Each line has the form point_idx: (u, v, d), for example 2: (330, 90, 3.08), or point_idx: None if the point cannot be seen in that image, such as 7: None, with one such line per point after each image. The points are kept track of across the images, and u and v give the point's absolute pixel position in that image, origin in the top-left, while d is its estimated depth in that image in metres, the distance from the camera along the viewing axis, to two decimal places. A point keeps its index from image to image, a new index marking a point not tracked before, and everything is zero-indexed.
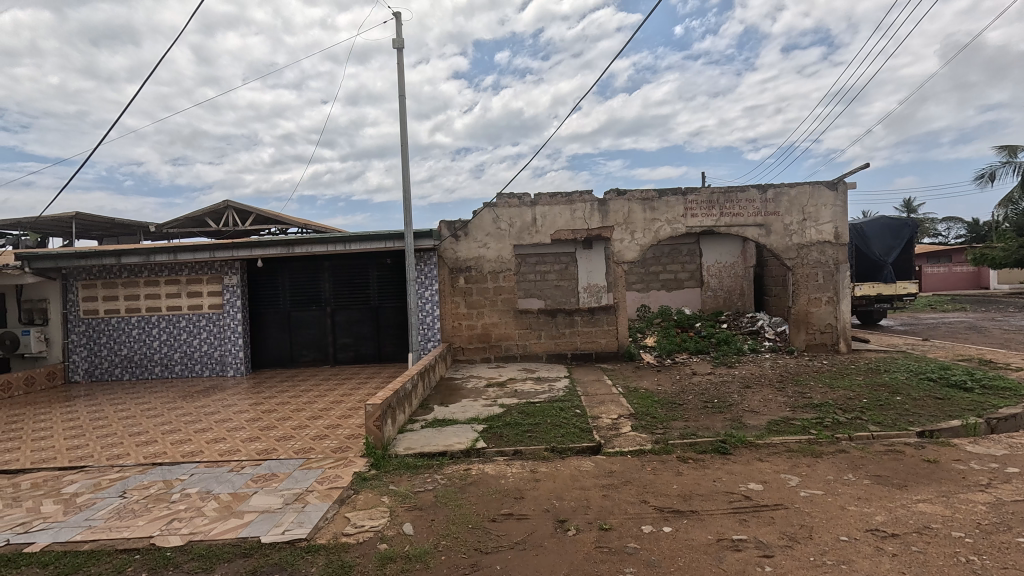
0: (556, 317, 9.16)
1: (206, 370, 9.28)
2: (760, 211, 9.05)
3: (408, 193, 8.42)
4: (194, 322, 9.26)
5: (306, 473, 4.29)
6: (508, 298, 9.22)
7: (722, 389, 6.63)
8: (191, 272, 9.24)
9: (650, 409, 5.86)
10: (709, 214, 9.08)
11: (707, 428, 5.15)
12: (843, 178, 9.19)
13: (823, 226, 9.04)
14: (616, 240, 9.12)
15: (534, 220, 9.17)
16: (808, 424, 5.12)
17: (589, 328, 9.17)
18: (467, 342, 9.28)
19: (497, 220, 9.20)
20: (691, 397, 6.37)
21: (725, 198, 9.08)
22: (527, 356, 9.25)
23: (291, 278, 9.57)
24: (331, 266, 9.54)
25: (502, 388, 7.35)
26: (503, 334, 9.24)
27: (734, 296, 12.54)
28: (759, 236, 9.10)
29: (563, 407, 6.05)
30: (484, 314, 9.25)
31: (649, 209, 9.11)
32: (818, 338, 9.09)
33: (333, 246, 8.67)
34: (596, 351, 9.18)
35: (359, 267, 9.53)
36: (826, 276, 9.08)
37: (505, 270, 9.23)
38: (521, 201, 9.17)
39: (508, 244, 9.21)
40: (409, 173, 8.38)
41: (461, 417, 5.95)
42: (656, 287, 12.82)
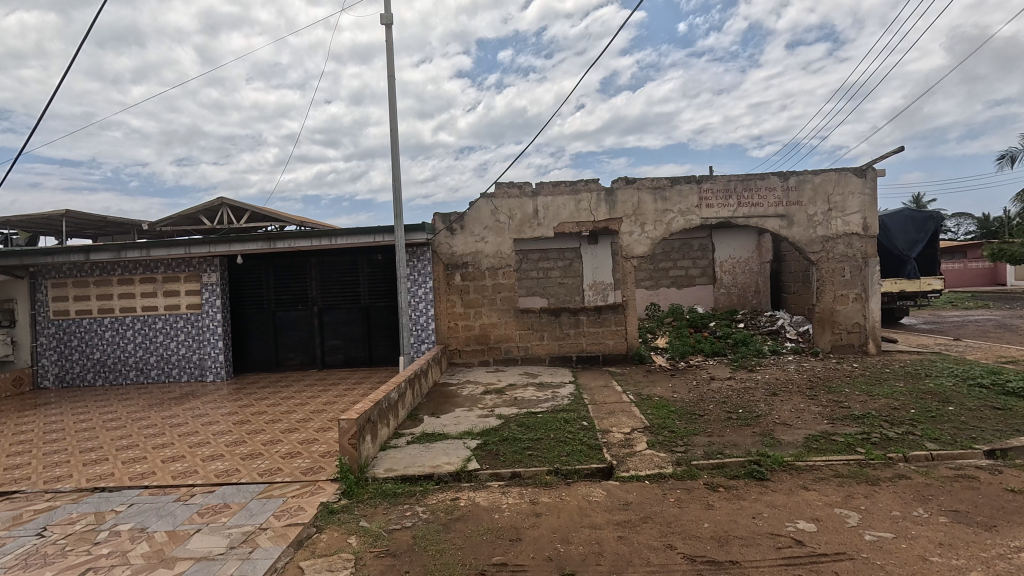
0: (560, 317, 8.47)
1: (184, 375, 8.63)
2: (782, 200, 8.32)
3: (398, 182, 7.74)
4: (171, 324, 8.62)
5: (264, 505, 3.62)
6: (508, 297, 8.53)
7: (746, 397, 5.92)
8: (167, 269, 8.61)
9: (666, 421, 5.17)
10: (726, 204, 8.36)
11: (735, 445, 4.45)
12: (872, 164, 8.44)
13: (851, 217, 8.30)
14: (625, 233, 8.41)
15: (535, 211, 8.47)
16: (853, 440, 4.41)
17: (596, 329, 8.48)
18: (464, 344, 8.60)
19: (496, 212, 8.50)
20: (713, 407, 5.66)
21: (744, 186, 8.35)
22: (528, 359, 8.56)
23: (275, 275, 8.92)
24: (318, 263, 8.88)
25: (501, 396, 6.66)
26: (502, 335, 8.56)
27: (749, 293, 11.81)
28: (780, 227, 8.35)
29: (569, 419, 5.36)
30: (482, 313, 8.57)
31: (660, 199, 8.39)
32: (845, 338, 8.37)
33: (319, 241, 8.00)
34: (604, 353, 8.48)
35: (348, 263, 8.86)
36: (853, 271, 8.34)
37: (505, 266, 8.54)
38: (522, 191, 8.48)
39: (508, 238, 8.52)
40: (400, 161, 7.72)
41: (453, 431, 5.28)
42: (666, 284, 12.10)
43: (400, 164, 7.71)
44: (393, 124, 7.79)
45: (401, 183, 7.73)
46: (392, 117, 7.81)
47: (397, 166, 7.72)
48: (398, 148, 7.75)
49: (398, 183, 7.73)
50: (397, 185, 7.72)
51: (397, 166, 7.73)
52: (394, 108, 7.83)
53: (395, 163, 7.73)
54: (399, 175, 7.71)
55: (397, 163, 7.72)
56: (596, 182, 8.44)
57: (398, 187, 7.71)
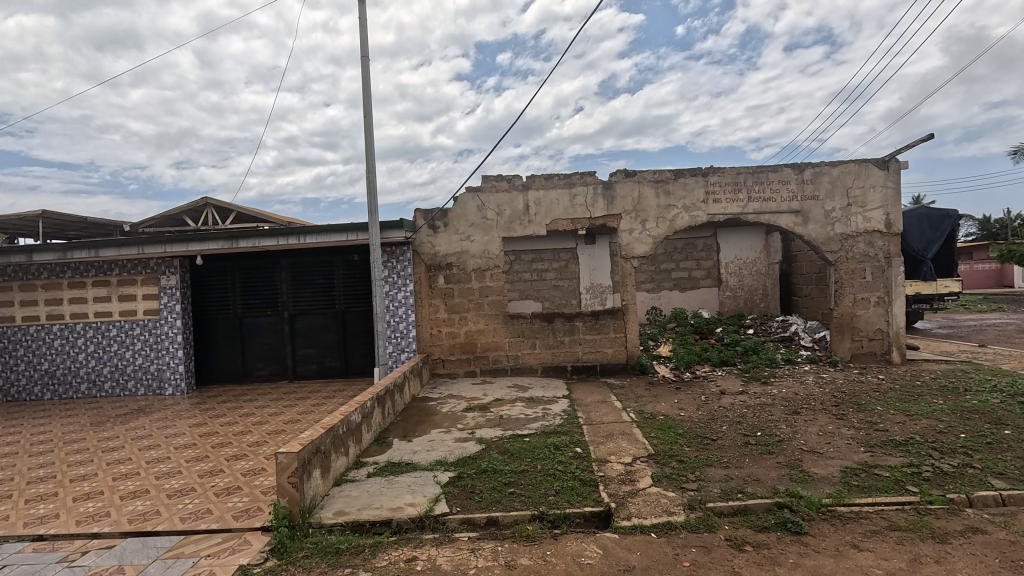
0: (553, 323, 7.71)
1: (140, 388, 7.85)
2: (796, 194, 7.58)
3: (373, 174, 7.00)
4: (127, 331, 7.85)
5: (166, 570, 2.86)
6: (496, 301, 7.78)
7: (763, 418, 5.15)
8: (122, 271, 7.84)
9: (674, 448, 4.41)
10: (735, 198, 7.63)
11: (759, 481, 3.69)
12: (894, 155, 7.71)
13: (872, 213, 7.55)
14: (624, 231, 7.66)
15: (526, 207, 7.72)
16: (902, 476, 3.65)
17: (593, 336, 7.72)
18: (449, 353, 7.83)
19: (482, 208, 7.75)
20: (726, 429, 4.90)
21: (754, 180, 7.61)
22: (519, 370, 7.80)
23: (242, 277, 8.14)
24: (289, 264, 8.12)
25: (486, 413, 5.90)
26: (490, 343, 7.80)
27: (756, 295, 11.05)
28: (794, 225, 7.61)
29: (560, 445, 4.60)
30: (468, 319, 7.81)
31: (663, 193, 7.65)
32: (866, 346, 7.62)
33: (286, 240, 7.23)
34: (601, 363, 7.72)
35: (322, 265, 8.10)
36: (875, 272, 7.60)
37: (493, 267, 7.79)
38: (511, 184, 7.73)
39: (496, 236, 7.77)
40: (375, 151, 6.98)
41: (424, 460, 4.51)
42: (668, 286, 11.37)
43: (374, 155, 6.97)
44: (367, 110, 7.05)
45: (375, 176, 6.99)
46: (366, 102, 7.07)
47: (372, 156, 6.98)
48: (373, 136, 7.01)
49: (373, 175, 6.99)
50: (371, 177, 6.98)
51: (372, 156, 6.99)
52: (368, 93, 7.10)
53: (370, 153, 7.00)
54: (373, 166, 6.98)
55: (372, 153, 6.98)
56: (593, 175, 7.70)
57: (372, 180, 6.97)
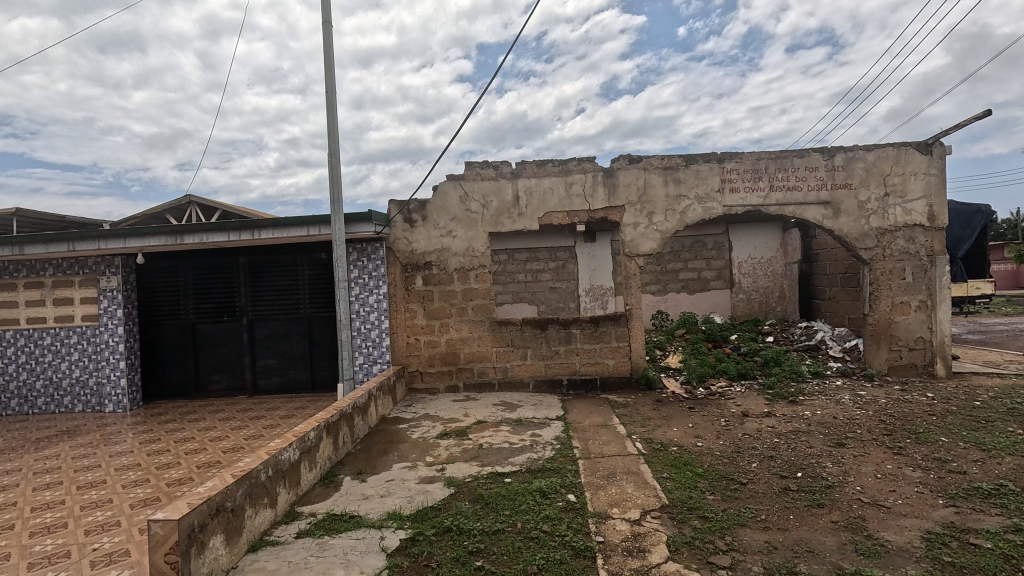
0: (546, 331, 6.75)
1: (78, 405, 6.90)
2: (826, 182, 6.61)
3: (336, 159, 6.05)
4: (62, 340, 6.90)
5: None
6: (482, 306, 6.82)
7: (801, 451, 4.17)
8: (58, 271, 6.90)
9: (694, 498, 3.44)
10: (755, 187, 6.65)
11: (815, 555, 2.71)
12: (937, 138, 6.73)
13: (913, 204, 6.58)
14: (628, 225, 6.70)
15: (515, 198, 6.76)
16: (1014, 549, 2.67)
17: (592, 346, 6.75)
18: (427, 365, 6.86)
19: (465, 199, 6.79)
20: (757, 467, 3.92)
21: (777, 166, 6.64)
22: (508, 384, 6.83)
23: (195, 278, 7.19)
24: (249, 264, 7.16)
25: (462, 442, 4.92)
26: (475, 353, 6.84)
27: (772, 298, 10.21)
28: (823, 218, 6.64)
29: (549, 492, 3.63)
30: (450, 326, 6.85)
31: (672, 182, 6.68)
32: (905, 357, 6.65)
33: (238, 236, 6.28)
34: (602, 376, 6.75)
35: (286, 264, 7.14)
36: (916, 272, 6.62)
37: (477, 267, 6.83)
38: (498, 172, 6.78)
39: (481, 232, 6.81)
40: (338, 131, 6.04)
41: (373, 510, 3.54)
42: (675, 288, 10.39)
43: (338, 136, 6.02)
44: (330, 85, 6.11)
45: (339, 160, 6.04)
46: (329, 76, 6.13)
47: (335, 138, 6.03)
48: (336, 115, 6.07)
49: (336, 160, 6.05)
50: (334, 162, 6.03)
51: (335, 138, 6.05)
52: (332, 66, 6.17)
53: (332, 134, 6.05)
54: (337, 150, 6.03)
55: (334, 134, 6.03)
56: (592, 161, 6.74)
57: (335, 165, 6.02)
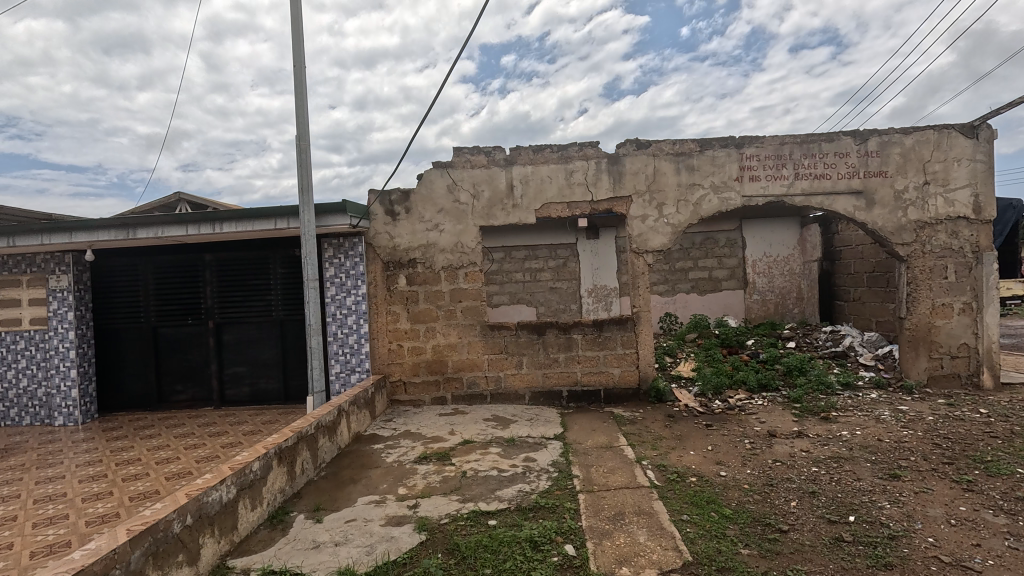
0: (544, 336, 6.05)
1: (25, 418, 6.21)
2: (857, 169, 5.88)
3: (305, 142, 5.35)
4: (8, 346, 6.22)
5: None
6: (472, 308, 6.12)
7: (849, 486, 3.45)
8: (3, 270, 6.22)
9: (725, 553, 2.72)
10: (777, 175, 5.93)
11: None
12: (984, 119, 5.98)
13: (956, 193, 5.85)
14: (635, 218, 5.99)
15: (509, 188, 6.06)
16: None
17: (595, 353, 6.04)
18: (412, 374, 6.17)
19: (454, 189, 6.09)
20: (798, 508, 3.20)
21: (802, 151, 5.92)
22: (501, 396, 6.12)
23: (156, 278, 6.50)
24: (215, 262, 6.48)
25: (444, 468, 4.21)
26: (464, 361, 6.13)
27: (789, 299, 9.46)
28: (855, 209, 5.91)
29: (542, 541, 2.92)
30: (437, 331, 6.15)
31: (685, 169, 5.96)
32: (947, 366, 5.91)
33: (197, 230, 5.58)
34: (606, 387, 6.04)
35: (256, 262, 6.45)
36: (959, 271, 5.89)
37: (467, 265, 6.13)
38: (490, 158, 6.08)
39: (471, 225, 6.11)
40: (308, 111, 5.35)
41: (320, 566, 2.82)
42: (684, 288, 9.65)
43: (307, 117, 5.33)
44: (298, 59, 5.41)
45: (308, 144, 5.34)
46: (297, 48, 5.44)
47: (303, 119, 5.33)
48: (305, 93, 5.37)
49: (305, 143, 5.35)
50: (303, 145, 5.33)
51: (303, 118, 5.35)
52: (301, 39, 5.49)
53: (301, 114, 5.35)
54: (306, 132, 5.34)
55: (303, 115, 5.34)
56: (595, 147, 6.03)
57: (303, 149, 5.32)
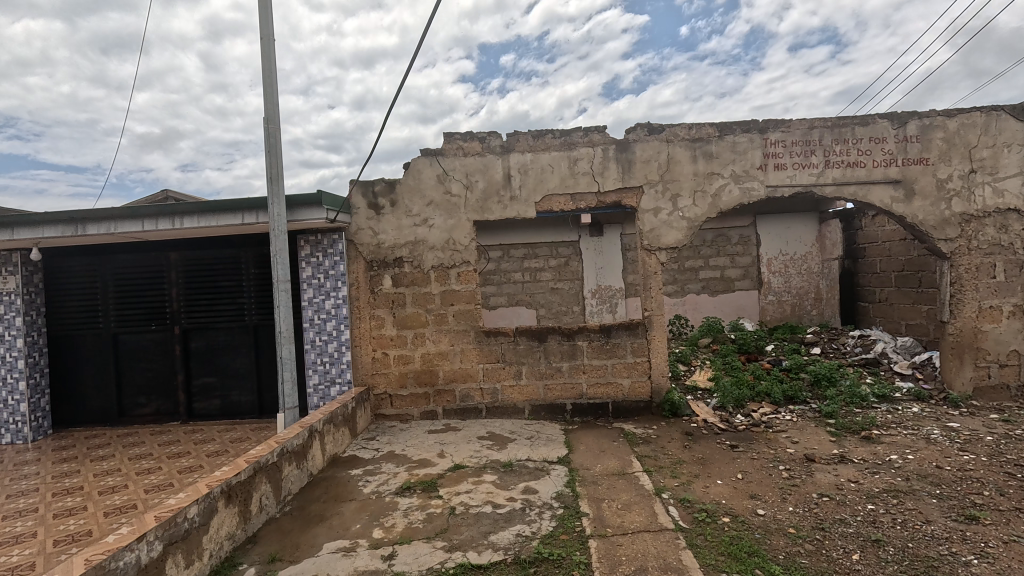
0: (545, 343, 5.43)
1: None
2: (895, 156, 5.26)
3: (274, 124, 4.70)
4: None
5: None
6: (466, 312, 5.50)
7: (922, 534, 2.82)
8: None
9: None
10: (805, 164, 5.31)
11: None
12: None
13: (1006, 183, 5.23)
14: (647, 211, 5.37)
15: (507, 178, 5.43)
16: None
17: (602, 361, 5.42)
18: (398, 386, 5.55)
19: (445, 180, 5.47)
20: (866, 566, 2.57)
21: (834, 137, 5.30)
22: (497, 410, 5.50)
23: (115, 279, 5.86)
24: (181, 261, 5.84)
25: (429, 502, 3.59)
26: (456, 372, 5.51)
27: (807, 300, 8.86)
28: (892, 201, 5.28)
29: None
30: (426, 337, 5.52)
31: (702, 157, 5.34)
32: (995, 375, 5.29)
33: (155, 226, 4.93)
34: (614, 400, 5.42)
35: (227, 261, 5.81)
36: (1010, 270, 5.27)
37: (460, 264, 5.50)
38: (485, 145, 5.45)
39: (464, 220, 5.49)
40: (276, 89, 4.69)
41: None
42: (695, 289, 9.02)
43: (276, 96, 4.69)
44: (266, 30, 4.76)
45: (277, 126, 4.69)
46: (265, 18, 4.78)
47: (271, 98, 4.68)
48: (274, 68, 4.72)
49: (274, 127, 4.70)
50: (271, 128, 4.67)
51: (272, 98, 4.70)
52: (270, 8, 4.83)
53: (268, 92, 4.69)
54: (275, 113, 4.68)
55: (271, 93, 4.68)
56: (602, 132, 5.41)
57: (272, 133, 4.67)
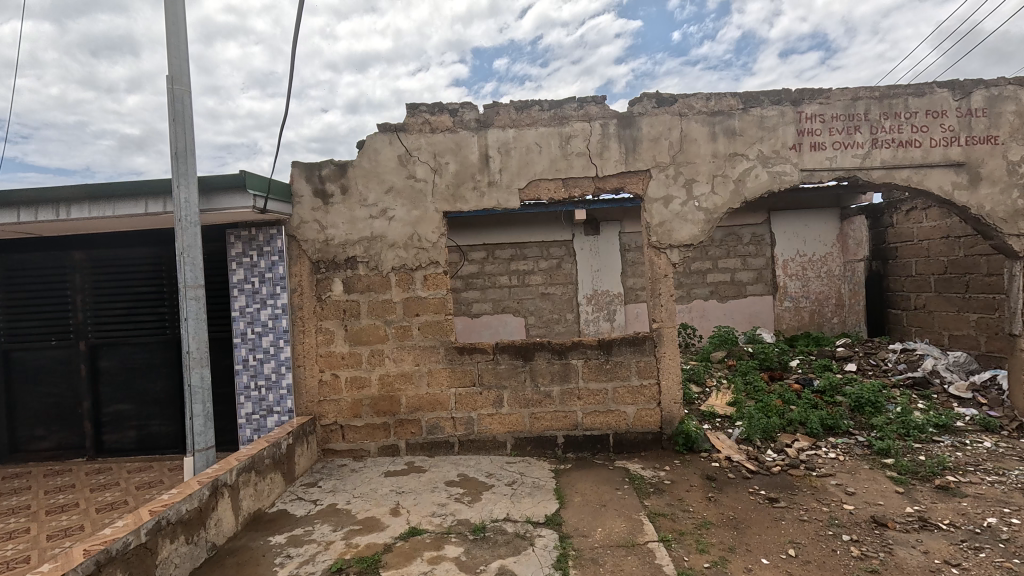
0: (532, 362, 4.43)
1: None
2: (957, 134, 4.32)
3: (181, 85, 3.62)
4: None
5: None
6: (434, 325, 4.48)
7: None
8: None
9: None
10: (848, 143, 4.35)
11: None
12: None
13: None
14: (655, 200, 4.39)
15: (484, 159, 4.43)
16: None
17: (602, 384, 4.42)
18: (351, 416, 4.51)
19: (408, 162, 4.46)
20: None
21: (883, 110, 4.34)
22: (474, 444, 4.48)
23: (6, 283, 4.79)
24: (89, 262, 4.79)
25: None
26: (423, 398, 4.49)
27: (828, 306, 7.96)
28: (955, 188, 4.32)
29: None
30: (385, 356, 4.50)
31: (723, 134, 4.36)
32: None
33: (34, 217, 3.89)
34: (617, 432, 4.42)
35: (145, 263, 4.78)
36: None
37: (427, 266, 4.49)
38: (458, 120, 4.46)
39: (432, 211, 4.47)
40: (185, 39, 3.61)
41: None
42: (702, 294, 8.02)
43: (185, 48, 3.61)
44: None
45: (186, 87, 3.61)
46: None
47: (178, 50, 3.60)
48: (181, 12, 3.64)
49: (181, 88, 3.61)
50: (177, 90, 3.58)
51: (179, 50, 3.62)
52: None
53: (173, 42, 3.60)
54: (182, 71, 3.60)
55: (178, 44, 3.61)
56: (600, 104, 4.44)
57: (177, 96, 3.58)
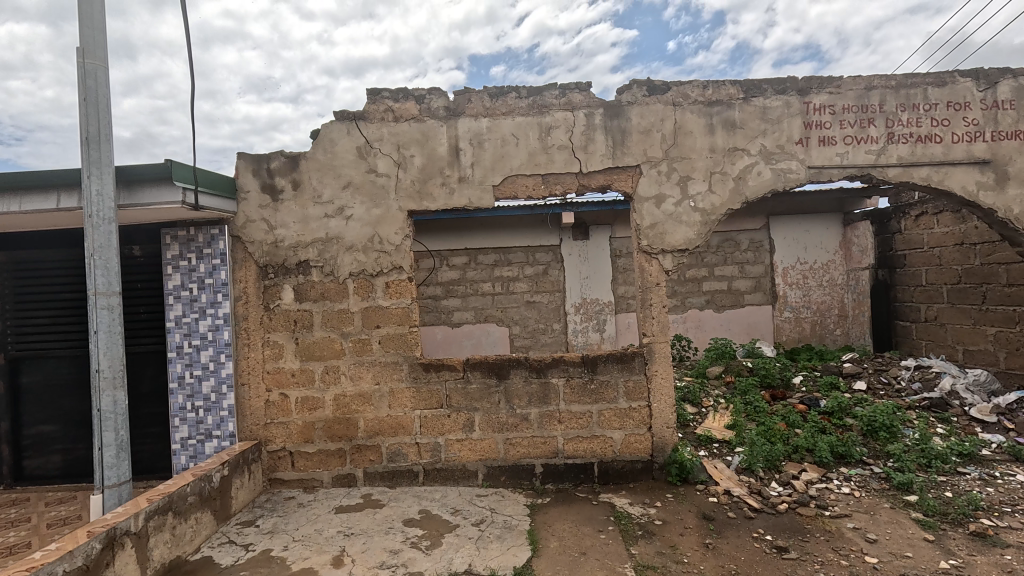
0: (507, 381, 3.92)
1: None
2: (982, 128, 3.87)
3: (95, 59, 3.08)
4: None
5: None
6: (396, 338, 3.97)
7: None
8: None
9: None
10: (861, 137, 3.90)
11: None
12: None
13: None
14: (646, 200, 3.91)
15: (453, 152, 3.94)
16: None
17: (585, 407, 3.91)
18: (301, 441, 3.98)
19: (369, 155, 3.96)
20: None
21: (900, 101, 3.89)
22: (440, 473, 3.96)
23: None
24: (10, 264, 4.25)
25: None
26: (383, 421, 3.96)
27: (830, 317, 7.51)
28: (980, 189, 3.87)
29: None
30: (340, 373, 3.98)
31: (722, 126, 3.90)
32: None
33: None
34: (602, 461, 3.91)
35: (74, 266, 4.25)
36: None
37: (388, 271, 3.98)
38: (425, 108, 3.97)
39: (395, 210, 3.97)
40: (99, 6, 3.07)
41: None
42: (698, 303, 7.53)
43: (100, 16, 3.07)
44: None
45: (100, 62, 3.08)
46: None
47: (92, 18, 3.05)
48: None
49: (95, 63, 3.07)
50: (89, 65, 3.04)
51: (93, 19, 3.08)
52: None
53: (84, 9, 3.04)
54: (96, 42, 3.06)
55: (91, 10, 3.06)
56: (584, 91, 3.96)
57: (89, 72, 3.05)
